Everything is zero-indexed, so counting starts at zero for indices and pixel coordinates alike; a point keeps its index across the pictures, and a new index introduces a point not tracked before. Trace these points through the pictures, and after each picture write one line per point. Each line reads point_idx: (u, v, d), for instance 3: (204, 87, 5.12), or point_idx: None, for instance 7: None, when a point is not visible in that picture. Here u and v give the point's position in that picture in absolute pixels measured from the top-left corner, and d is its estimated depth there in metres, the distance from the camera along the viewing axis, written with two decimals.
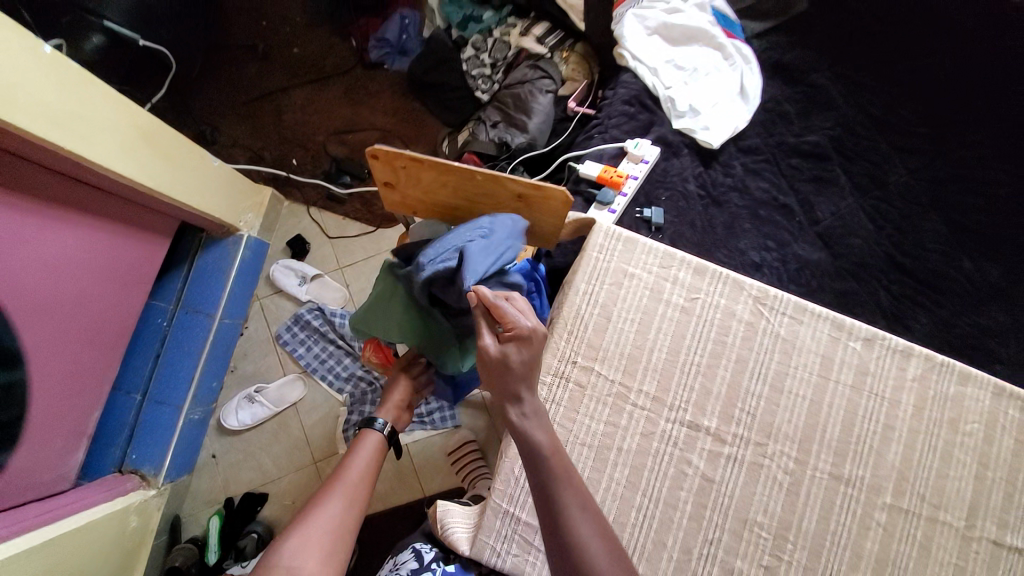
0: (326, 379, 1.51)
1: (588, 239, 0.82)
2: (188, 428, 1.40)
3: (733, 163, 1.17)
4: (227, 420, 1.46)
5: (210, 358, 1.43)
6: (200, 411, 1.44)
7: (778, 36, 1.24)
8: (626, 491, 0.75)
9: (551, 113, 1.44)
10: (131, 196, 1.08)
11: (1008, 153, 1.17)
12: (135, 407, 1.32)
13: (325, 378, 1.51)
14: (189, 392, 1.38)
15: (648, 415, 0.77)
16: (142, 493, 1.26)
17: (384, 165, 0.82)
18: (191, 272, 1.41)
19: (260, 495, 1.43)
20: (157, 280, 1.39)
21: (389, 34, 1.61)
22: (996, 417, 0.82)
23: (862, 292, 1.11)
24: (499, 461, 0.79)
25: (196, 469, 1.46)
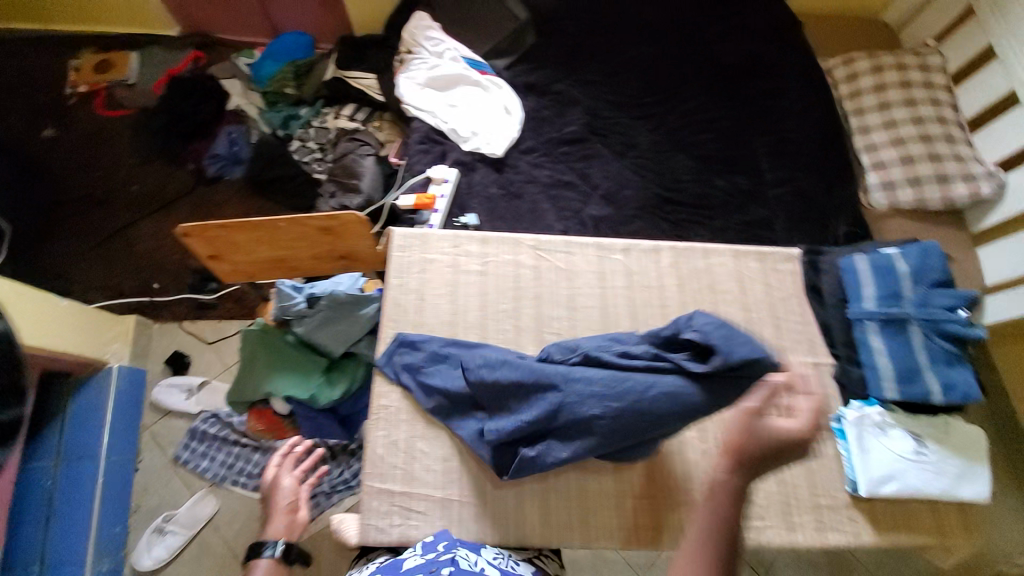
0: (237, 482, 1.44)
1: (390, 244, 0.99)
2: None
3: (519, 163, 1.45)
4: (141, 561, 1.37)
5: (106, 504, 1.36)
6: (109, 561, 1.36)
7: (522, 65, 1.58)
8: None
9: (378, 171, 1.64)
10: None
11: (708, 102, 1.60)
12: None
13: (236, 482, 1.45)
14: (89, 546, 1.31)
15: None
16: None
17: (200, 238, 0.97)
18: (65, 423, 1.37)
19: None
20: (31, 442, 1.34)
21: (219, 149, 1.80)
22: (742, 272, 1.04)
23: (648, 226, 1.39)
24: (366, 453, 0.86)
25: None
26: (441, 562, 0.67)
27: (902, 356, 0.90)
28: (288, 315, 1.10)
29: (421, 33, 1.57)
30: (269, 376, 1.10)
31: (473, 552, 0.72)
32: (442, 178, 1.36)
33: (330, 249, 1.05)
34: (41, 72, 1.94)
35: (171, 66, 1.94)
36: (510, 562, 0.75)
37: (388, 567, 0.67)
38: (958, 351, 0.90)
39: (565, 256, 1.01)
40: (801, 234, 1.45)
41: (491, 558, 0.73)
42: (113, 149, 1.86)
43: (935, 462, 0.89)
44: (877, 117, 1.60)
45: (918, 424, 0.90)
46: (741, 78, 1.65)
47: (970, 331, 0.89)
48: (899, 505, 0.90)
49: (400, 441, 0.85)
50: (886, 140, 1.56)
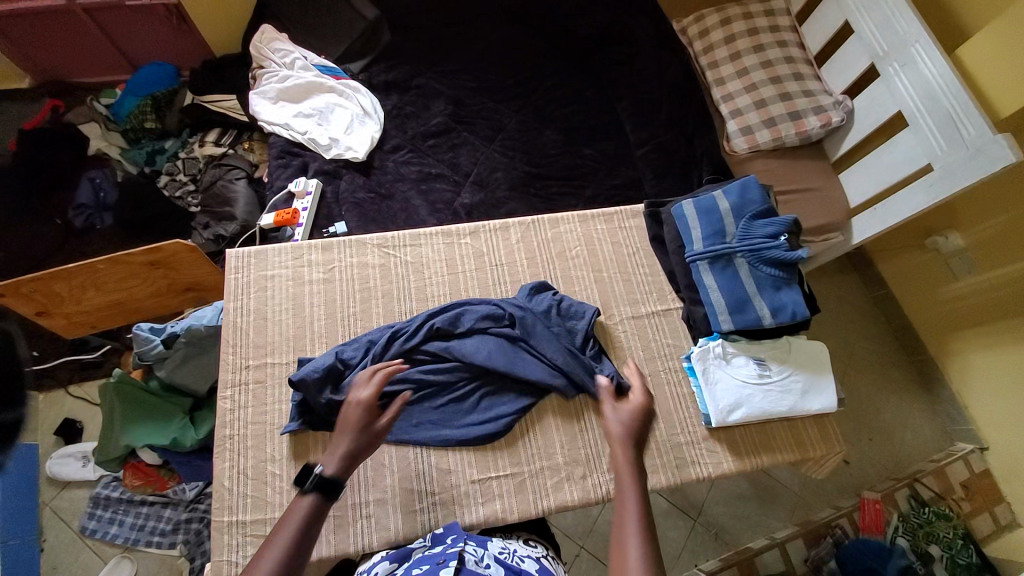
0: (153, 542, 1.30)
1: (226, 266, 0.97)
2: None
3: (387, 162, 1.43)
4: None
5: None
6: None
7: (377, 65, 1.57)
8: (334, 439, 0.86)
9: (252, 195, 1.57)
10: None
11: (569, 76, 1.62)
12: None
13: (151, 542, 1.30)
14: None
15: None
16: None
17: (15, 297, 0.96)
18: None
19: None
20: None
21: (83, 197, 1.66)
22: (591, 235, 1.07)
23: (520, 206, 1.42)
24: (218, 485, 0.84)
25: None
26: (447, 554, 0.70)
27: (733, 287, 0.93)
28: (149, 359, 1.07)
29: (266, 46, 1.54)
30: (128, 431, 1.09)
31: (481, 545, 0.75)
32: (305, 191, 1.33)
33: (170, 280, 1.08)
34: None
35: (21, 118, 1.80)
36: (515, 555, 0.77)
37: (397, 556, 0.76)
38: (784, 275, 0.93)
39: (409, 250, 1.01)
40: (672, 189, 1.50)
41: (497, 550, 0.76)
42: None
43: (779, 381, 0.93)
44: (730, 67, 1.57)
45: (760, 348, 0.95)
46: (598, 46, 1.68)
47: (793, 253, 0.92)
48: (756, 429, 0.96)
49: (248, 468, 0.84)
50: (740, 88, 1.53)
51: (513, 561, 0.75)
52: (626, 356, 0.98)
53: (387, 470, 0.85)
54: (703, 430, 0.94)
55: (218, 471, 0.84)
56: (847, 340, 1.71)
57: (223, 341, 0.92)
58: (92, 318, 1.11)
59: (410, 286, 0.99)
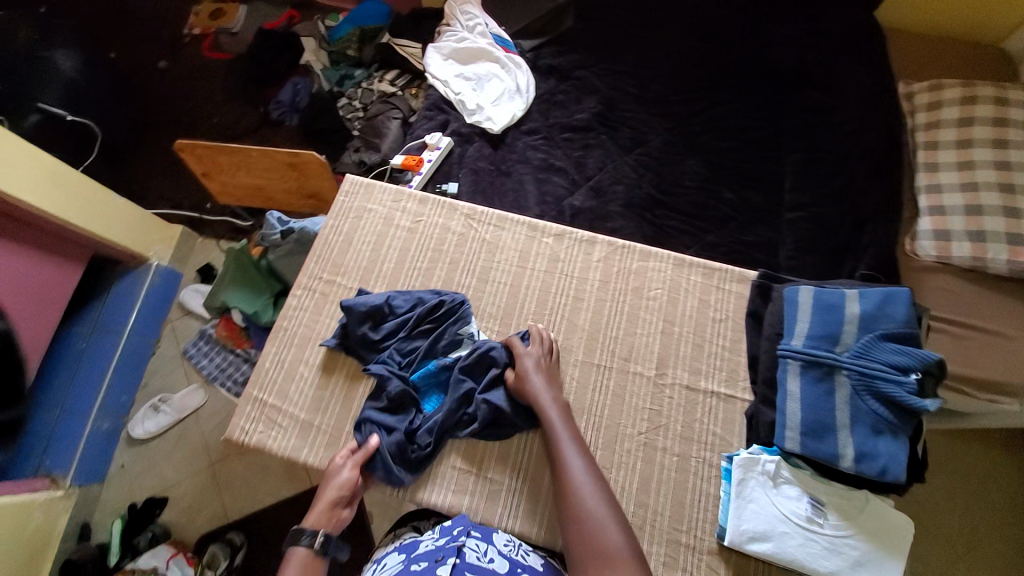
0: (225, 385, 1.55)
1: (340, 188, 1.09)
2: (96, 437, 1.46)
3: (518, 141, 1.45)
4: (135, 429, 1.53)
5: (118, 372, 1.52)
6: (109, 422, 1.51)
7: (548, 48, 1.58)
8: (359, 370, 0.93)
9: (400, 135, 1.71)
10: (42, 222, 1.31)
11: (741, 108, 1.45)
12: (48, 419, 1.39)
13: (223, 384, 1.56)
14: (97, 400, 1.46)
15: None
16: (48, 493, 1.33)
17: (191, 155, 1.20)
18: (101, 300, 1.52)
19: (160, 498, 1.44)
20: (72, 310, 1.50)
21: (284, 97, 1.97)
22: (679, 283, 0.97)
23: (629, 227, 1.33)
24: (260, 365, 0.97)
25: (106, 481, 1.50)
26: (447, 551, 0.70)
27: (818, 405, 0.78)
28: (266, 242, 1.25)
29: (458, 6, 1.63)
30: (230, 290, 1.30)
31: (486, 541, 0.75)
32: (436, 145, 1.42)
33: (299, 184, 1.26)
34: (168, 14, 2.27)
35: (266, 19, 2.18)
36: (521, 553, 0.77)
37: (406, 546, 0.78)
38: (896, 421, 0.74)
39: (491, 229, 1.02)
40: (819, 270, 1.25)
41: (502, 546, 0.76)
42: (205, 85, 2.10)
43: (830, 537, 0.76)
44: (952, 154, 1.24)
45: (822, 489, 0.78)
46: (792, 86, 1.46)
47: (916, 401, 0.72)
48: (776, 574, 0.79)
49: (286, 361, 0.95)
50: (955, 182, 1.21)
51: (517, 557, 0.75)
52: (660, 421, 0.88)
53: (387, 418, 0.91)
54: (711, 542, 0.80)
55: (264, 354, 0.96)
56: (978, 533, 1.32)
57: (311, 249, 1.03)
58: (239, 193, 1.35)
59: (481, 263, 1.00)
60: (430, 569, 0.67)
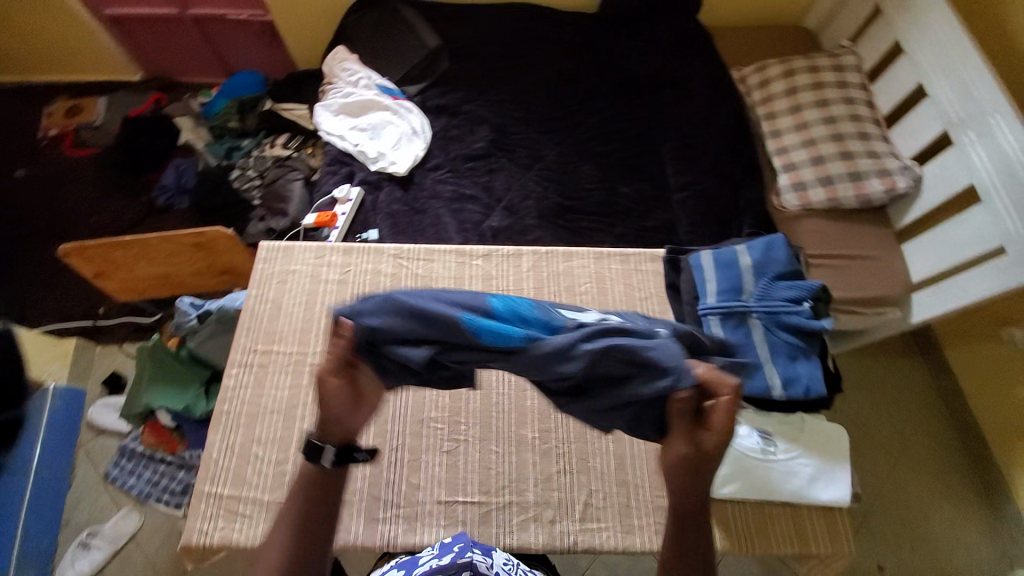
0: (162, 500, 1.38)
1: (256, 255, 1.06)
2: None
3: (426, 178, 1.50)
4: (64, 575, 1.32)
5: (31, 518, 1.27)
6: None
7: (433, 89, 1.67)
8: None
9: (305, 195, 1.69)
10: None
11: (617, 114, 1.62)
12: None
13: (160, 499, 1.38)
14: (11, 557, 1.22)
15: (325, 367, 0.97)
16: None
17: (80, 259, 1.12)
18: None
19: None
20: None
21: (166, 180, 1.85)
22: (603, 274, 1.06)
23: (547, 236, 1.42)
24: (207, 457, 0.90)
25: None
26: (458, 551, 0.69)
27: (744, 348, 0.88)
28: (183, 330, 1.18)
29: (337, 64, 1.67)
30: (151, 391, 1.19)
31: (487, 555, 0.72)
32: (346, 198, 1.43)
33: (210, 262, 1.21)
34: (11, 117, 2.06)
35: (130, 106, 2.06)
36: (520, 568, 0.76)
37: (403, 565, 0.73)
38: (803, 345, 0.87)
39: (421, 265, 1.05)
40: (714, 237, 1.43)
41: (502, 561, 0.74)
42: (72, 184, 1.92)
43: (783, 460, 0.87)
44: (789, 119, 1.50)
45: (767, 421, 0.89)
46: (653, 88, 1.67)
47: (813, 322, 0.87)
48: (751, 509, 0.88)
49: (236, 445, 0.90)
50: (797, 142, 1.46)
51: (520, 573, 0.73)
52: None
53: (358, 474, 0.90)
54: None
55: (208, 444, 0.90)
56: (894, 427, 1.56)
57: (239, 324, 1.00)
58: (141, 286, 1.27)
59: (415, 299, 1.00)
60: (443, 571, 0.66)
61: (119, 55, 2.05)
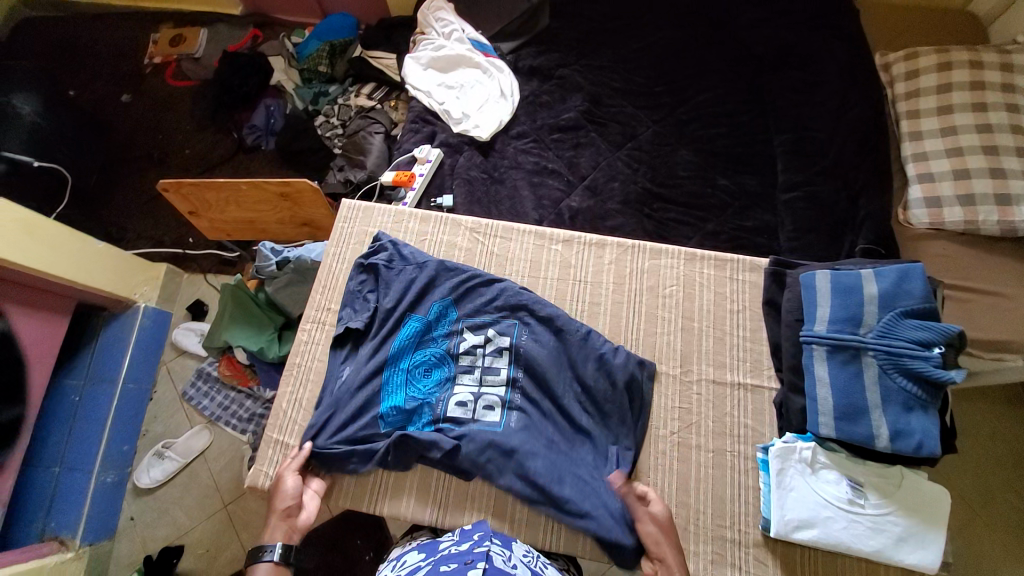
0: (229, 424, 1.51)
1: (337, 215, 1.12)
2: (102, 491, 1.41)
3: (507, 147, 1.43)
4: (140, 478, 1.47)
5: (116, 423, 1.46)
6: (114, 474, 1.45)
7: (527, 49, 1.56)
8: None
9: (384, 149, 1.68)
10: (21, 279, 1.25)
11: (727, 94, 1.45)
12: (52, 478, 1.35)
13: (228, 423, 1.51)
14: (98, 455, 1.41)
15: None
16: (57, 556, 1.29)
17: (176, 195, 1.18)
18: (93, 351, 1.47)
19: (176, 547, 1.39)
20: (63, 363, 1.45)
21: (257, 120, 1.90)
22: (693, 278, 0.97)
23: (629, 224, 1.32)
24: (277, 406, 0.98)
25: (116, 535, 1.44)
26: (476, 554, 0.68)
27: (848, 389, 0.78)
28: (263, 275, 1.22)
29: (432, 14, 1.60)
30: (230, 331, 1.26)
31: (507, 546, 0.75)
32: (425, 158, 1.40)
33: (292, 212, 1.23)
34: (127, 43, 2.18)
35: (230, 41, 2.11)
36: (539, 563, 0.77)
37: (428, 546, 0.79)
38: (924, 395, 0.75)
39: (498, 242, 1.04)
40: (819, 248, 1.27)
41: (524, 555, 0.76)
42: (173, 115, 2.02)
43: (872, 516, 0.77)
44: (935, 121, 1.26)
45: (860, 470, 0.79)
46: (775, 67, 1.46)
47: (943, 373, 0.74)
48: (821, 559, 0.80)
49: (303, 399, 0.96)
50: (941, 149, 1.24)
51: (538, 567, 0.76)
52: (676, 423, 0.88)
53: None
54: (756, 534, 0.81)
55: (280, 395, 0.97)
56: (986, 485, 1.38)
57: (319, 285, 1.05)
58: (228, 227, 1.32)
59: (488, 287, 0.96)
60: (460, 571, 0.66)
61: None
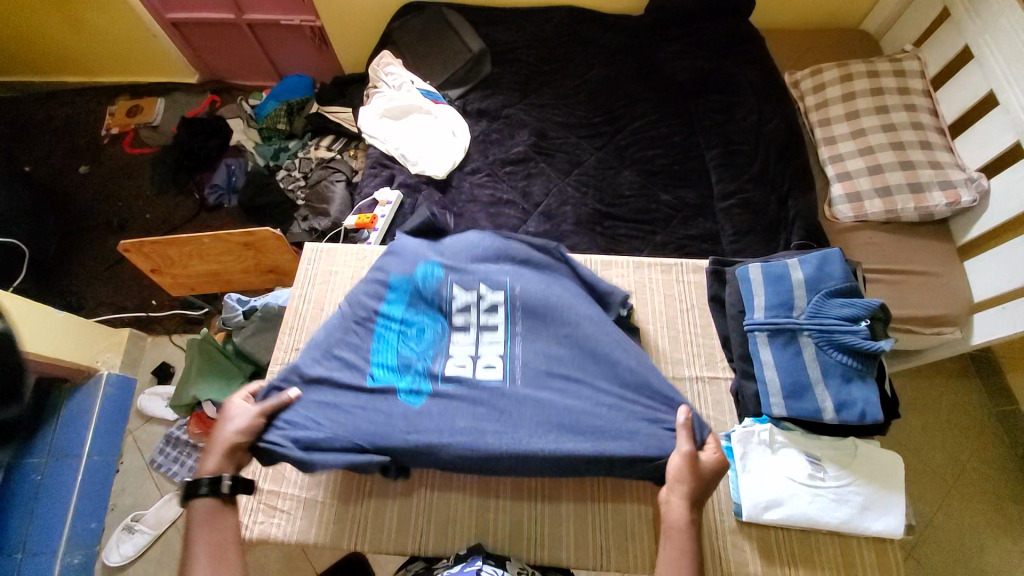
0: None
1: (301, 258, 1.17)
2: (67, 575, 1.32)
3: (463, 183, 1.51)
4: (110, 556, 1.38)
5: (82, 499, 1.39)
6: (80, 556, 1.37)
7: (474, 93, 1.68)
8: None
9: (347, 196, 1.73)
10: None
11: (659, 118, 1.59)
12: None
13: None
14: (63, 536, 1.34)
15: None
16: None
17: (138, 255, 1.20)
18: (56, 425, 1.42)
19: None
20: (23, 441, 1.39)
21: (219, 180, 1.94)
22: (643, 284, 1.07)
23: (584, 242, 1.40)
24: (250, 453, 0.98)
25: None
26: None
27: (793, 368, 0.84)
28: (229, 326, 1.24)
29: (382, 68, 1.71)
30: (196, 387, 1.24)
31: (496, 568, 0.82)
32: (386, 200, 1.46)
33: (257, 260, 1.26)
34: (83, 117, 2.21)
35: (188, 108, 2.17)
36: None
37: None
38: (859, 365, 0.82)
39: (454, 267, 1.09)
40: (760, 249, 1.37)
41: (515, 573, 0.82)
42: (132, 182, 2.04)
43: (833, 488, 0.82)
44: (845, 126, 1.42)
45: (816, 446, 0.84)
46: (698, 92, 1.62)
47: (871, 344, 0.81)
48: (795, 537, 0.84)
49: None
50: (853, 150, 1.38)
51: None
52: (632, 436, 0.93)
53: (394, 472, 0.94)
54: (731, 520, 0.85)
55: None
56: (949, 455, 1.45)
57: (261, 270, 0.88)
58: (192, 282, 1.33)
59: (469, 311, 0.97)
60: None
61: (179, 59, 2.17)
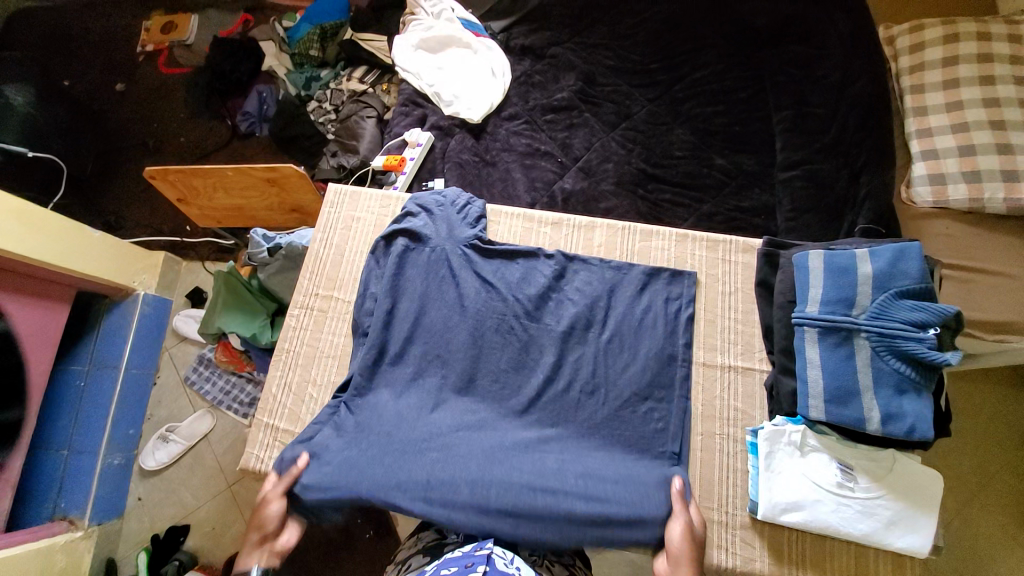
0: (231, 408, 1.53)
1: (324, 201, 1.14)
2: (108, 474, 1.44)
3: (498, 129, 1.41)
4: (146, 462, 1.50)
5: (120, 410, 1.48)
6: (120, 458, 1.48)
7: (520, 27, 1.52)
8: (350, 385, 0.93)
9: (378, 133, 1.65)
10: (29, 270, 1.26)
11: (726, 70, 1.40)
12: (60, 463, 1.38)
13: (230, 408, 1.54)
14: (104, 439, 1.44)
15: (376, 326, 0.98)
16: (68, 535, 1.31)
17: (163, 182, 1.18)
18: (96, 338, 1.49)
19: (182, 526, 1.43)
20: (64, 351, 1.46)
21: (250, 106, 1.87)
22: (684, 256, 1.03)
23: (622, 206, 1.30)
24: (266, 391, 1.01)
25: (125, 516, 1.48)
26: (476, 557, 0.71)
27: (839, 370, 0.77)
28: (255, 261, 1.23)
29: None
30: (219, 318, 1.26)
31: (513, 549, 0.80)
32: (416, 142, 1.38)
33: (281, 198, 1.24)
34: (121, 30, 2.16)
35: (222, 26, 2.08)
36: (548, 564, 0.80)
37: (434, 547, 0.81)
38: (918, 377, 0.74)
39: (490, 282, 1.01)
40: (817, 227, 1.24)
41: (529, 556, 0.80)
42: (168, 101, 2.01)
43: (861, 499, 0.77)
44: (939, 95, 1.20)
45: (850, 452, 0.79)
46: (776, 41, 1.41)
47: (938, 355, 0.72)
48: (811, 542, 0.81)
49: (293, 382, 1.00)
50: (945, 124, 1.18)
51: (545, 571, 0.76)
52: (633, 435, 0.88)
53: None
54: (743, 515, 0.83)
55: (269, 383, 1.01)
56: (983, 465, 1.36)
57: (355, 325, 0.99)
58: (218, 214, 1.32)
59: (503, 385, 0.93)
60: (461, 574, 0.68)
61: None
